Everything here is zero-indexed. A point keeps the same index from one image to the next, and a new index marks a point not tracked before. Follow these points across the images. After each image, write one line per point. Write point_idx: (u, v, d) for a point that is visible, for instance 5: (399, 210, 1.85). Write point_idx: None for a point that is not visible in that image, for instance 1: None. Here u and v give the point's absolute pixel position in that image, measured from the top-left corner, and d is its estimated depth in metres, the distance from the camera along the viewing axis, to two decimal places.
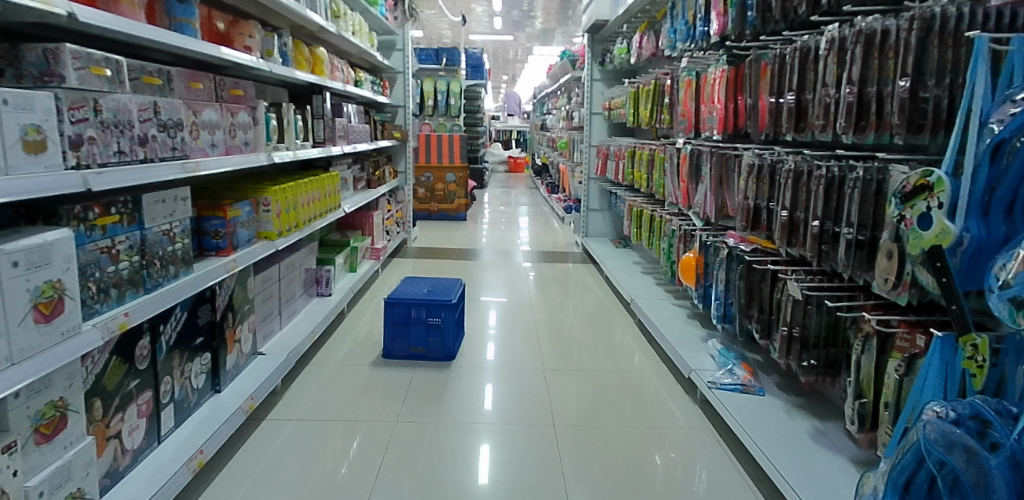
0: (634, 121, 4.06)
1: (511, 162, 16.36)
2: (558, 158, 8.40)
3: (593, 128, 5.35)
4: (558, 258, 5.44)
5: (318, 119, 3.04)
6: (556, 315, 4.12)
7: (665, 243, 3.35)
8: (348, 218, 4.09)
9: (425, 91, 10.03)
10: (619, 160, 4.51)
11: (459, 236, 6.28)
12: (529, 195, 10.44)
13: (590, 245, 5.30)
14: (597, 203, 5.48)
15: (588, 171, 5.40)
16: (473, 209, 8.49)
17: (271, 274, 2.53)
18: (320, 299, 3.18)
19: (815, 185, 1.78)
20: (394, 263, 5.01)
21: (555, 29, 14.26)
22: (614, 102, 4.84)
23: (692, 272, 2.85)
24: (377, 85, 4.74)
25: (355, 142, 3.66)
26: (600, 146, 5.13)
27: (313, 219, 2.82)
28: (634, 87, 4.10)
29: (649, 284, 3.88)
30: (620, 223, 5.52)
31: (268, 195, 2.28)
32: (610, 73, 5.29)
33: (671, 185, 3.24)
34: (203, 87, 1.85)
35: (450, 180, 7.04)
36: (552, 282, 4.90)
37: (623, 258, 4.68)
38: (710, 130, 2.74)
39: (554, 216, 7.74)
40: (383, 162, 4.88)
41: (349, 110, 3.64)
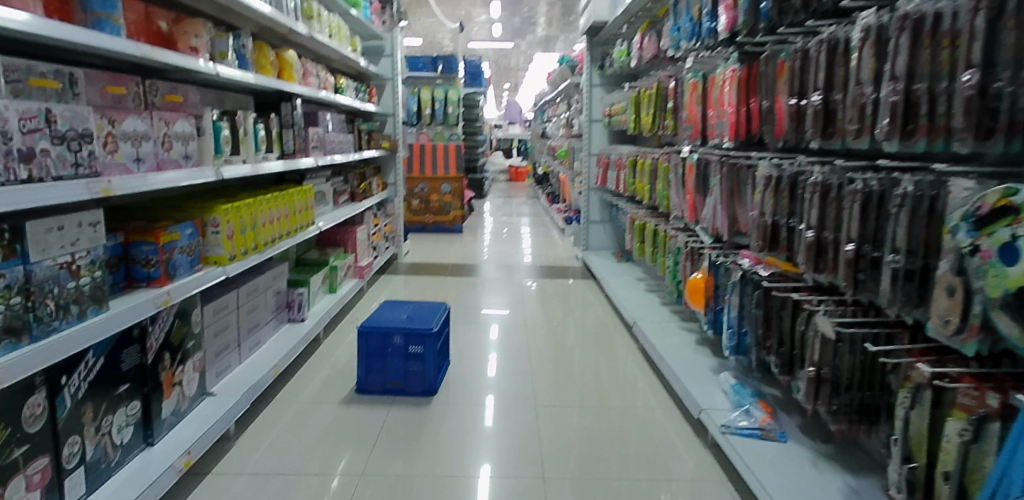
0: (636, 127, 3.78)
1: (513, 171, 16.12)
2: (559, 168, 8.13)
3: (593, 136, 5.08)
4: (558, 273, 5.15)
5: (286, 128, 2.77)
6: (555, 335, 3.82)
7: (671, 261, 3.06)
8: (329, 234, 3.82)
9: (422, 99, 9.83)
10: (620, 169, 4.24)
11: (454, 249, 6.01)
12: (530, 205, 10.18)
13: (591, 260, 5.01)
14: (597, 215, 5.20)
15: (587, 182, 5.13)
16: (471, 220, 8.22)
17: (227, 302, 2.25)
18: (291, 325, 2.90)
19: (849, 202, 1.50)
20: (384, 280, 4.73)
21: (556, 36, 14.06)
22: (615, 108, 4.57)
23: (701, 295, 2.56)
24: (362, 92, 4.48)
25: (333, 153, 3.39)
26: (601, 155, 4.86)
27: (279, 238, 2.55)
28: (635, 92, 3.82)
29: (654, 303, 3.59)
30: (622, 236, 5.24)
31: (218, 215, 2.01)
32: (610, 78, 5.02)
33: (676, 197, 2.96)
34: (127, 93, 1.59)
35: (445, 191, 6.77)
36: (550, 299, 4.60)
37: (628, 274, 4.38)
38: (719, 137, 2.46)
39: (554, 228, 7.46)
40: (371, 173, 4.62)
41: (326, 118, 3.37)
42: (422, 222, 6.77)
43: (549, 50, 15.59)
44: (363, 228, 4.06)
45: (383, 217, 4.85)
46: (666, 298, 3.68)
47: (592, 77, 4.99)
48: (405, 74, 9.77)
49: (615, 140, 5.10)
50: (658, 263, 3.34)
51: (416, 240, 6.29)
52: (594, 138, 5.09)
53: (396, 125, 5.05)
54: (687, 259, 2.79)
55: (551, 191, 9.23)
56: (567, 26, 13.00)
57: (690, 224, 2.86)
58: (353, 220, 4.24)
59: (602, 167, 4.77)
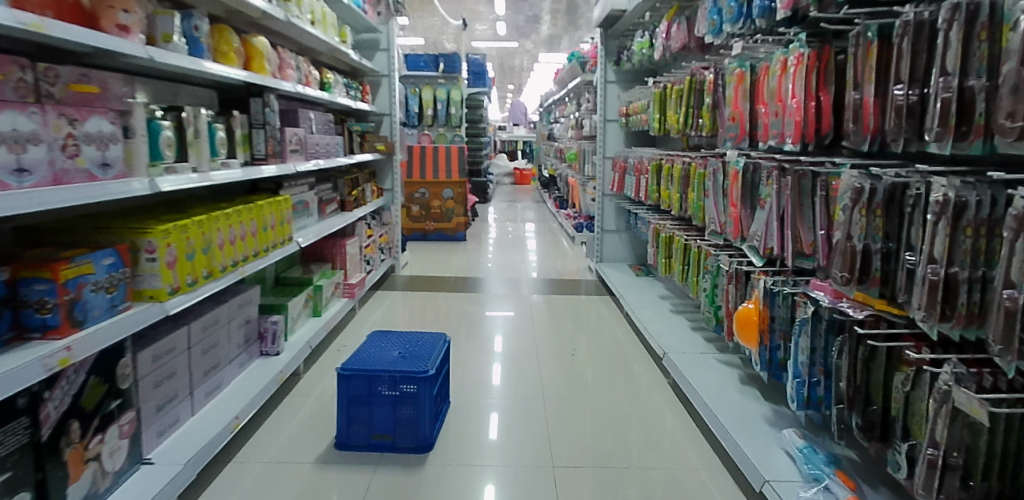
0: (660, 128, 3.35)
1: (518, 174, 15.68)
2: (567, 171, 7.71)
3: (608, 137, 4.64)
4: (570, 288, 4.71)
5: (256, 129, 2.35)
6: (569, 360, 3.38)
7: (708, 283, 2.63)
8: (315, 248, 3.40)
9: (424, 100, 9.45)
10: (641, 174, 3.81)
11: (457, 260, 5.58)
12: (537, 209, 9.75)
13: (607, 273, 4.57)
14: (613, 224, 4.76)
15: (602, 187, 4.69)
16: (474, 226, 7.80)
17: (173, 343, 1.83)
18: (264, 360, 2.47)
19: (1009, 230, 1.06)
20: (379, 297, 4.30)
21: (562, 35, 13.64)
22: (633, 106, 4.15)
23: (753, 330, 2.13)
24: (355, 89, 4.07)
25: (317, 158, 2.97)
26: (617, 158, 4.44)
27: (244, 261, 2.11)
28: (660, 87, 3.39)
29: (683, 327, 3.15)
30: (640, 246, 4.80)
31: (154, 237, 1.58)
32: (626, 74, 4.59)
33: (715, 209, 2.53)
34: (8, 78, 1.16)
35: (447, 196, 6.35)
36: (563, 316, 4.15)
37: (649, 291, 3.92)
38: (775, 138, 2.04)
39: (563, 235, 7.03)
40: (364, 179, 4.20)
41: (308, 118, 2.95)
42: (423, 229, 6.34)
43: (555, 49, 15.17)
44: (355, 241, 3.64)
45: (379, 227, 4.42)
46: (696, 321, 3.23)
47: (606, 73, 4.56)
48: (405, 73, 9.37)
49: (632, 141, 4.66)
50: (691, 284, 2.91)
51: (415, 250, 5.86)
52: (609, 139, 4.65)
53: (394, 126, 4.62)
54: (733, 283, 2.36)
55: (559, 195, 8.80)
56: (573, 24, 12.60)
57: (732, 241, 2.42)
58: (343, 232, 3.82)
59: (620, 172, 4.34)
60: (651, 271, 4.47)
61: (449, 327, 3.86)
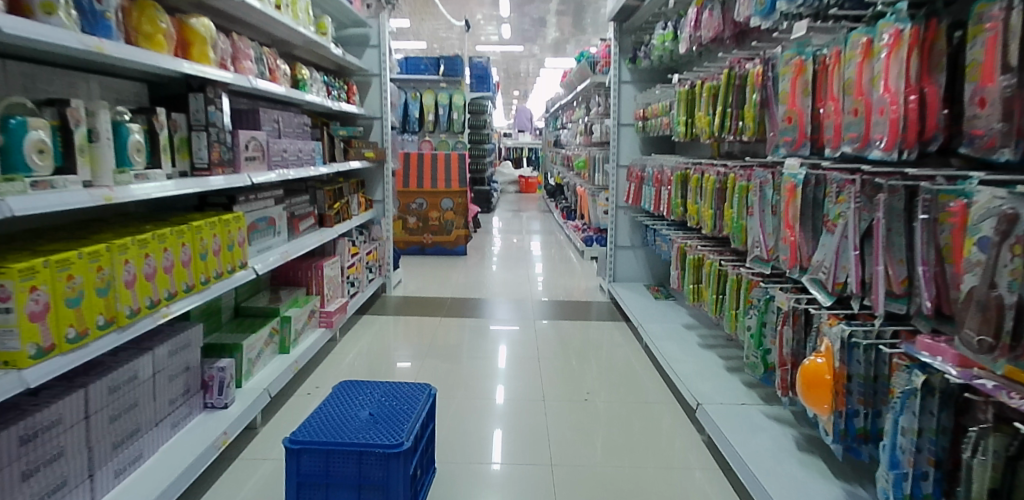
0: (686, 132, 2.90)
1: (524, 182, 15.22)
2: (576, 180, 7.26)
3: (622, 143, 4.18)
4: (580, 310, 4.24)
5: (196, 131, 1.91)
6: (579, 398, 2.90)
7: (752, 320, 2.15)
8: (287, 271, 2.96)
9: (425, 105, 9.09)
10: (662, 185, 3.36)
11: (456, 277, 5.13)
12: (543, 220, 9.30)
13: (622, 295, 4.09)
14: (628, 239, 4.30)
15: (616, 199, 4.23)
16: (477, 239, 7.36)
17: (59, 413, 1.37)
18: (208, 414, 2.01)
19: None
20: (366, 322, 3.82)
21: (568, 40, 13.23)
22: (651, 108, 3.70)
23: (823, 391, 1.64)
24: (339, 88, 3.63)
25: (283, 166, 2.52)
26: (633, 166, 3.99)
27: (170, 298, 1.65)
28: (686, 85, 2.93)
29: (716, 368, 2.67)
30: (657, 265, 4.33)
31: (8, 279, 1.12)
32: (643, 73, 4.13)
33: (761, 230, 2.07)
34: None
35: (446, 207, 5.89)
36: (571, 342, 3.68)
37: (669, 319, 3.43)
38: (854, 143, 1.59)
39: (572, 248, 6.57)
40: (349, 189, 3.75)
41: (273, 119, 2.51)
42: (420, 243, 5.88)
43: (562, 54, 14.79)
44: (336, 261, 3.18)
45: (368, 244, 3.96)
46: (730, 360, 2.74)
47: (621, 72, 4.11)
48: (405, 77, 9.01)
49: (648, 148, 4.19)
50: (727, 318, 2.43)
51: (411, 267, 5.39)
52: (623, 145, 4.19)
53: (385, 131, 4.17)
54: (788, 325, 1.89)
55: (566, 205, 8.35)
56: (580, 28, 12.23)
57: (787, 272, 1.96)
58: (323, 250, 3.37)
59: (636, 182, 3.88)
60: (671, 293, 4.00)
61: (442, 357, 3.36)
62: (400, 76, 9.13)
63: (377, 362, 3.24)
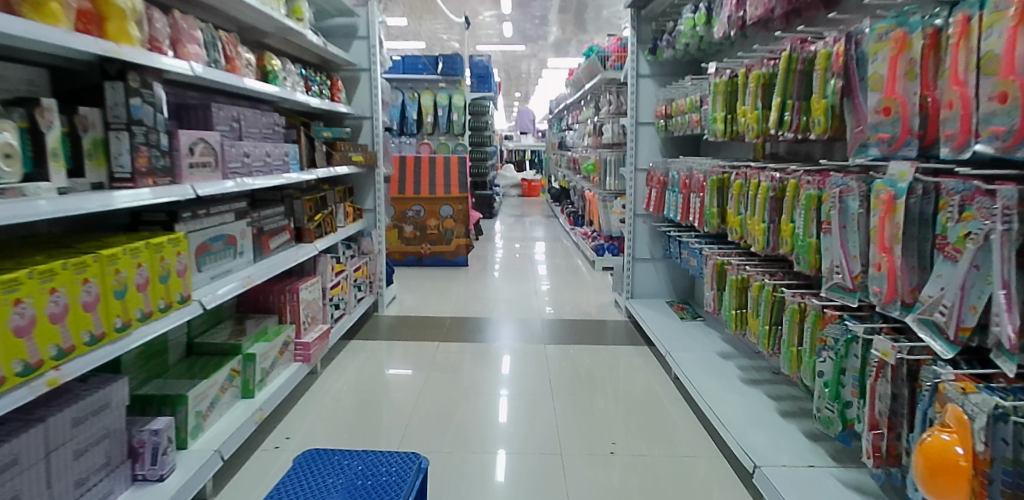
0: (726, 129, 2.47)
1: (526, 185, 14.81)
2: (583, 183, 6.83)
3: (640, 144, 3.73)
4: (595, 329, 3.80)
5: (117, 130, 1.47)
6: (597, 437, 2.44)
7: (827, 365, 1.70)
8: (256, 296, 2.51)
9: (423, 106, 8.74)
10: (692, 191, 2.92)
11: (456, 291, 4.69)
12: (547, 226, 8.88)
13: (642, 314, 3.64)
14: (647, 251, 3.85)
15: (633, 206, 3.79)
16: (479, 247, 6.93)
17: None
18: (135, 492, 1.53)
19: None
20: (353, 348, 3.35)
21: (572, 39, 12.81)
22: (675, 104, 3.26)
23: (955, 479, 1.17)
24: (321, 84, 3.19)
25: (245, 174, 2.08)
26: (654, 170, 3.55)
27: (57, 357, 1.18)
28: (726, 75, 2.49)
29: (765, 412, 2.22)
30: (680, 279, 3.89)
31: None
32: (663, 66, 3.70)
33: (844, 254, 1.63)
34: None
35: (445, 214, 5.44)
36: (585, 367, 3.23)
37: (702, 346, 2.95)
38: (998, 141, 1.14)
39: (580, 257, 6.13)
40: (334, 198, 3.32)
41: (232, 117, 2.08)
42: (417, 254, 5.43)
43: (565, 54, 14.41)
44: (316, 282, 2.74)
45: (357, 259, 3.52)
46: (785, 401, 2.28)
47: (639, 64, 3.68)
48: (403, 77, 8.66)
49: (670, 149, 3.75)
50: (785, 356, 1.99)
51: (407, 281, 4.94)
52: (641, 146, 3.74)
53: (376, 133, 3.75)
54: (889, 379, 1.44)
55: (572, 210, 7.91)
56: (583, 27, 11.86)
57: (883, 309, 1.51)
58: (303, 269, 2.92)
59: (658, 188, 3.45)
60: (699, 312, 3.54)
61: (439, 392, 2.87)
62: (397, 76, 8.71)
63: (363, 399, 2.76)
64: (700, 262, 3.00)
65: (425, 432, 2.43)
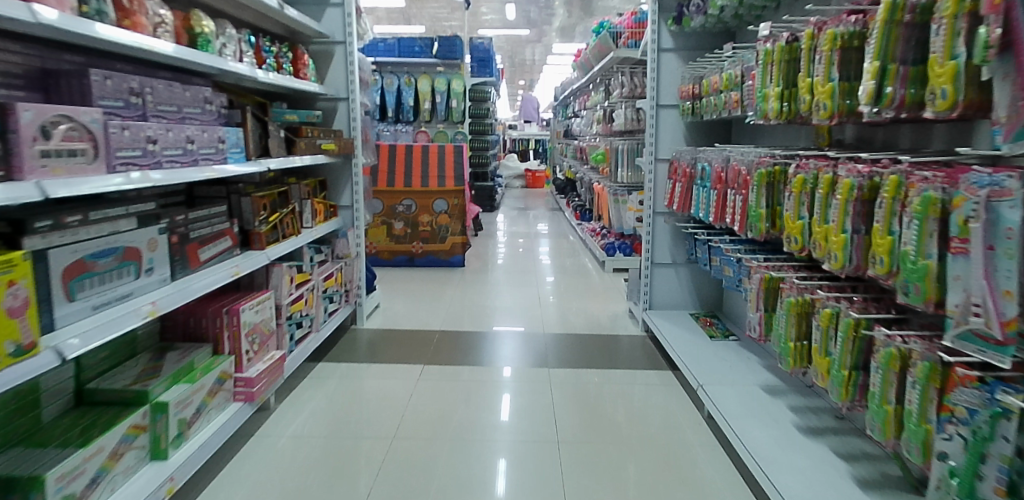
0: (783, 111, 1.94)
1: (529, 176, 14.27)
2: (591, 176, 6.30)
3: (661, 130, 3.19)
4: (606, 345, 3.28)
5: None
6: (606, 488, 1.92)
7: (955, 445, 1.17)
8: (184, 320, 2.00)
9: (420, 91, 8.22)
10: (730, 188, 2.39)
11: (448, 298, 4.19)
12: (551, 220, 8.35)
13: (663, 330, 3.11)
14: (668, 254, 3.32)
15: (652, 203, 3.26)
16: (477, 244, 6.42)
17: None
18: None
19: None
20: (322, 371, 2.83)
21: (579, 22, 12.18)
22: (707, 82, 2.73)
23: None
24: (279, 56, 2.65)
25: (149, 166, 1.56)
26: (680, 162, 3.02)
27: None
28: (786, 40, 1.94)
29: (833, 476, 1.70)
30: (705, 288, 3.36)
31: None
32: (690, 38, 3.15)
33: (988, 288, 1.10)
34: None
35: (439, 210, 4.91)
36: (592, 391, 2.71)
37: (741, 378, 2.42)
38: None
39: (588, 256, 5.61)
40: (299, 194, 2.79)
41: (129, 90, 1.55)
42: (408, 253, 4.91)
43: (570, 40, 13.81)
44: (269, 298, 2.24)
45: (329, 265, 3.01)
46: (860, 463, 1.75)
47: (661, 36, 3.13)
48: (398, 60, 8.13)
49: (696, 136, 3.21)
50: (877, 417, 1.50)
51: (395, 286, 4.41)
52: (662, 132, 3.20)
53: (352, 116, 3.20)
54: None
55: (578, 204, 7.37)
56: (590, 12, 11.29)
57: None
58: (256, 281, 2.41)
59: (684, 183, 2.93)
60: (730, 328, 3.03)
61: (420, 427, 2.36)
62: (392, 59, 8.14)
63: (326, 440, 2.23)
64: (739, 274, 2.47)
65: (398, 486, 1.93)
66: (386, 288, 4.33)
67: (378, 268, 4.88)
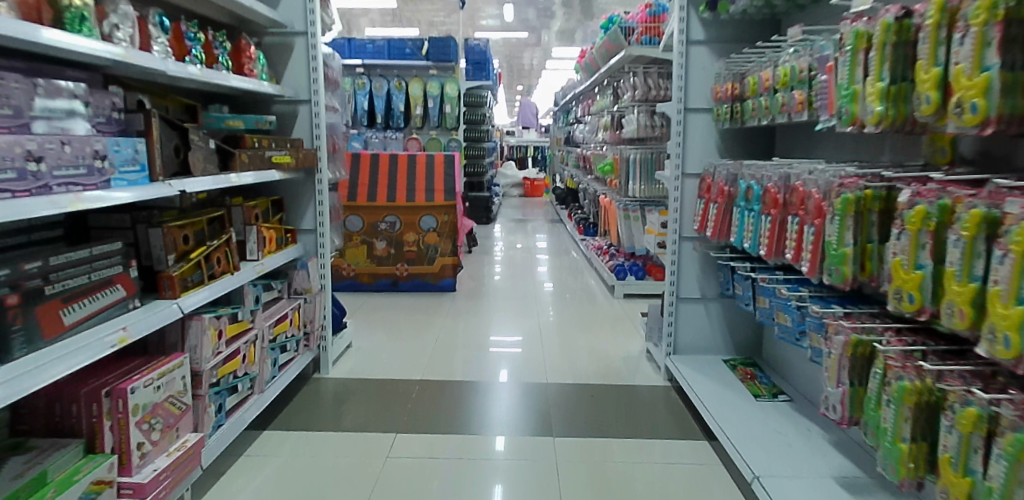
0: (879, 118, 1.40)
1: (528, 184, 13.73)
2: (596, 187, 5.76)
3: (690, 140, 2.65)
4: (620, 398, 2.68)
5: None
6: None
7: None
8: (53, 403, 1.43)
9: (411, 95, 7.70)
10: (796, 215, 1.83)
11: (435, 332, 3.62)
12: (552, 233, 7.79)
13: (694, 384, 2.52)
14: (696, 288, 2.77)
15: (678, 227, 2.71)
16: (472, 262, 5.86)
17: None
18: None
19: None
20: (264, 442, 2.20)
21: (580, 25, 11.63)
22: (753, 80, 2.21)
23: None
24: (213, 46, 2.07)
25: None
26: (716, 178, 2.47)
27: None
28: (892, 15, 1.39)
29: None
30: (740, 328, 2.80)
31: None
32: (724, 28, 2.60)
33: None
34: None
35: (426, 227, 4.35)
36: (602, 467, 2.11)
37: (807, 467, 1.82)
38: None
39: (594, 277, 5.05)
40: (242, 218, 2.22)
41: None
42: (392, 276, 4.33)
43: (569, 43, 13.35)
44: (179, 366, 1.66)
45: (284, 305, 2.44)
46: None
47: (690, 26, 2.58)
48: (388, 62, 7.61)
49: (731, 147, 2.66)
50: None
51: (372, 317, 3.82)
52: (690, 142, 2.65)
53: (315, 122, 2.64)
54: None
55: (581, 216, 6.82)
56: (590, 14, 10.82)
57: None
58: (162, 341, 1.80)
59: (724, 205, 2.37)
60: (776, 383, 2.46)
61: None
62: (381, 61, 7.59)
63: None
64: (807, 328, 1.88)
65: None
66: (363, 320, 3.74)
67: (357, 293, 4.29)
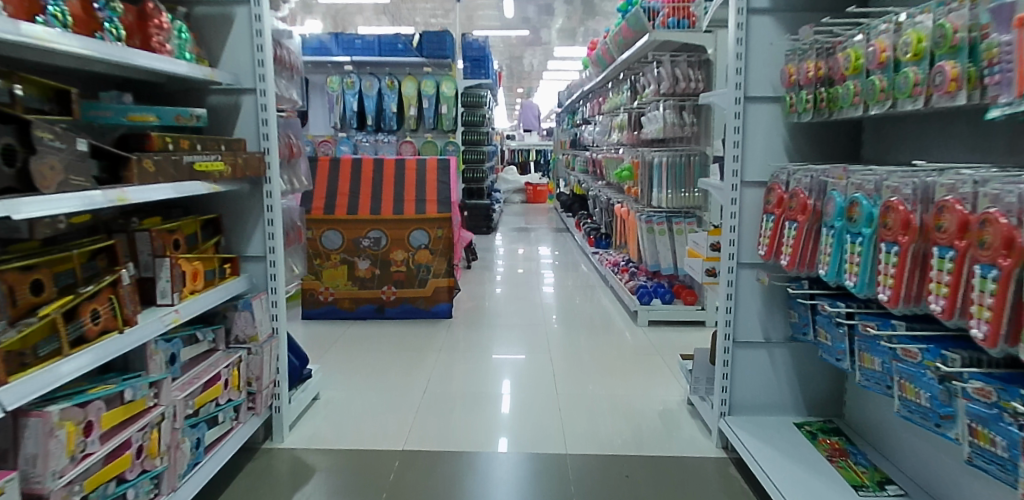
0: None
1: (530, 190, 13.13)
2: (610, 195, 5.15)
3: (750, 137, 2.05)
4: (659, 472, 2.04)
5: None
6: None
7: None
8: None
9: (404, 96, 7.12)
10: (958, 248, 1.20)
11: (426, 372, 3.00)
12: (559, 244, 7.16)
13: (763, 459, 1.88)
14: (758, 329, 2.14)
15: (734, 251, 2.08)
16: (470, 279, 5.23)
17: None
18: None
19: None
20: None
21: (585, 22, 11.02)
22: (847, 54, 1.65)
23: None
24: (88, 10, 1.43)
25: None
26: (794, 188, 1.84)
27: None
28: None
29: None
30: (814, 381, 2.18)
31: None
32: None
33: None
34: None
35: (417, 244, 3.71)
36: None
37: None
38: None
39: (610, 298, 4.43)
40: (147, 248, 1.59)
41: None
42: (377, 301, 3.71)
43: (572, 42, 12.77)
44: None
45: (216, 361, 1.81)
46: None
47: None
48: (378, 59, 7.02)
49: (803, 147, 2.06)
50: None
51: (348, 357, 3.17)
52: (750, 141, 2.05)
53: (263, 117, 2.02)
54: None
55: (591, 225, 6.18)
56: (594, 10, 10.24)
57: None
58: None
59: (806, 225, 1.76)
60: (879, 466, 1.84)
61: None
62: (372, 59, 7.00)
63: None
64: (968, 418, 1.22)
65: None
66: (336, 362, 3.09)
67: (336, 322, 3.67)
